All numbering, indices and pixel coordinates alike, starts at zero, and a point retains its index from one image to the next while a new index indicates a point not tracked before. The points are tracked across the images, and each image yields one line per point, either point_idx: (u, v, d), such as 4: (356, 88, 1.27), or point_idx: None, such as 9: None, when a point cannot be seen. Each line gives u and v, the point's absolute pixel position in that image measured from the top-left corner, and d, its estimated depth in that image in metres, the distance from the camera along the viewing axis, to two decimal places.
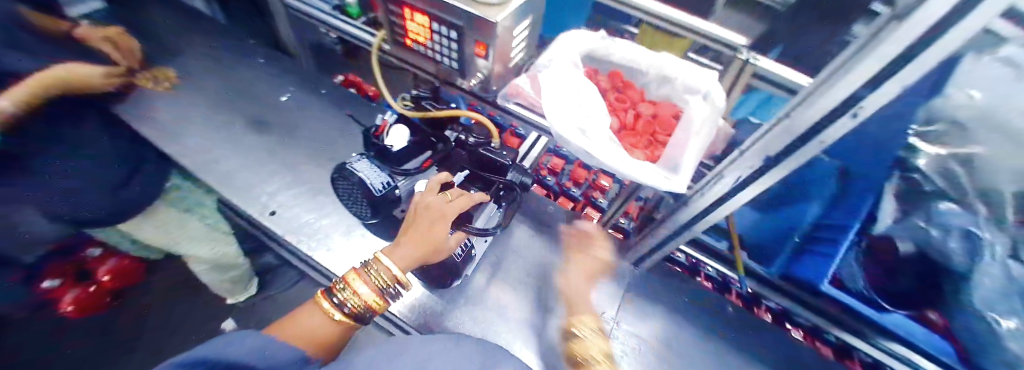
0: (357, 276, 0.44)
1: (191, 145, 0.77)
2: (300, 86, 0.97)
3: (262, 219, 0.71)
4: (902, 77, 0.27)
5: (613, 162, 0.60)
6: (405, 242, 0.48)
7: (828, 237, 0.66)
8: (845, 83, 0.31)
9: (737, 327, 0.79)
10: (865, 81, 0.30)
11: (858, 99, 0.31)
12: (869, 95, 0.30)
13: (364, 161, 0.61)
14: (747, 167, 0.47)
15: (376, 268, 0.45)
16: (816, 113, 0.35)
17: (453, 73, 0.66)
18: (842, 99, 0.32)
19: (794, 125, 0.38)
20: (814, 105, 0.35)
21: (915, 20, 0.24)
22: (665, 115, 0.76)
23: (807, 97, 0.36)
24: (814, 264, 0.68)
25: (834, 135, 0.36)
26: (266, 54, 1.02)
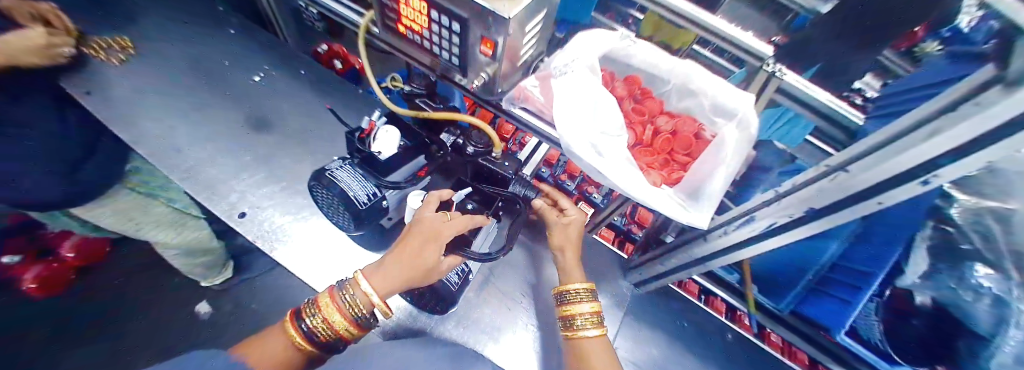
0: (330, 299, 0.46)
1: (184, 137, 0.78)
2: (278, 66, 0.96)
3: (232, 223, 0.69)
4: (988, 155, 0.26)
5: (629, 186, 0.57)
6: (390, 266, 0.48)
7: (844, 281, 0.62)
8: (921, 149, 0.30)
9: (737, 356, 0.80)
10: (944, 151, 0.28)
11: (936, 165, 0.30)
12: (946, 167, 0.29)
13: (347, 167, 0.61)
14: (784, 214, 0.46)
15: (352, 293, 0.46)
16: (881, 173, 0.34)
17: (451, 67, 0.65)
18: (914, 164, 0.31)
19: (852, 181, 0.37)
20: (883, 163, 0.34)
21: (1010, 104, 0.22)
22: (686, 132, 0.68)
23: (876, 151, 0.35)
24: (828, 309, 0.68)
25: (896, 198, 0.35)
26: (239, 24, 1.01)
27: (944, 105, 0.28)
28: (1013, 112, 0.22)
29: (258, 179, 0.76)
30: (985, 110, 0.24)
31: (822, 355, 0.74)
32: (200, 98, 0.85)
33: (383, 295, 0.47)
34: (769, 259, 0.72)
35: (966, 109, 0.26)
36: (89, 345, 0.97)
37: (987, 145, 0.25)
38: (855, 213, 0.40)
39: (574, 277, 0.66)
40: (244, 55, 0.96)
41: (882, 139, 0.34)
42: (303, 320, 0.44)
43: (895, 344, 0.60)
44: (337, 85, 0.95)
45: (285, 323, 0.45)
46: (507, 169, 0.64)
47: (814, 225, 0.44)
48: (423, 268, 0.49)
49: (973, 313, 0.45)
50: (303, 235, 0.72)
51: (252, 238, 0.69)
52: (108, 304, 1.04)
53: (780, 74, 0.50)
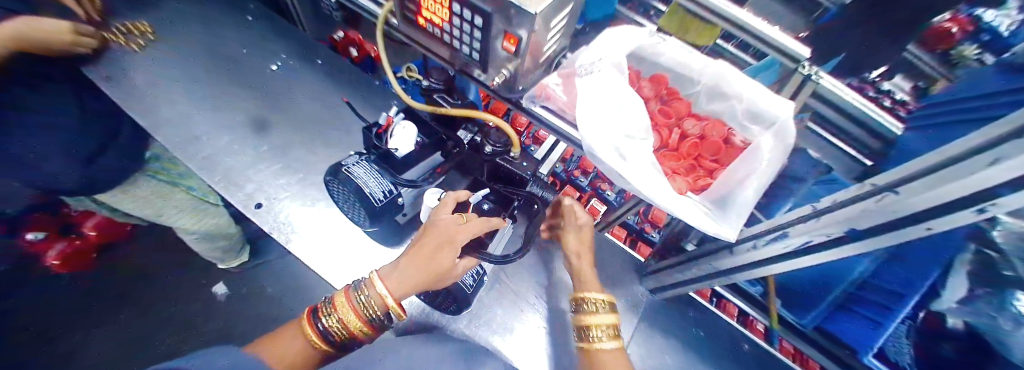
0: (345, 298, 0.46)
1: (202, 127, 0.79)
2: (295, 55, 0.95)
3: (249, 214, 0.70)
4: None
5: (652, 193, 0.55)
6: (404, 268, 0.47)
7: (876, 301, 0.59)
8: (981, 176, 0.26)
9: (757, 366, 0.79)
10: (1001, 181, 0.25)
11: (996, 193, 0.26)
12: (1007, 197, 0.25)
13: (364, 163, 0.60)
14: (821, 233, 0.44)
15: (366, 294, 0.45)
16: (932, 198, 0.31)
17: (471, 62, 0.63)
18: (970, 192, 0.28)
19: (902, 203, 0.34)
20: (935, 187, 0.30)
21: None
22: (715, 137, 0.64)
23: (930, 172, 0.31)
24: (856, 327, 0.65)
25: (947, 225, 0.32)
26: (255, 11, 1.00)
27: (1010, 130, 0.25)
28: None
29: (274, 170, 0.76)
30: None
31: None
32: (217, 87, 0.85)
33: (397, 296, 0.47)
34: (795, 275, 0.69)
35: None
36: (111, 325, 1.01)
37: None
38: (903, 235, 0.36)
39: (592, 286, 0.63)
40: (262, 44, 0.95)
41: (937, 160, 0.31)
42: (319, 319, 0.44)
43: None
44: (351, 76, 0.93)
45: (301, 321, 0.45)
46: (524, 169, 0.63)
47: (857, 246, 0.41)
48: (437, 272, 0.48)
49: (1014, 341, 0.42)
50: (318, 228, 0.72)
51: (268, 230, 0.70)
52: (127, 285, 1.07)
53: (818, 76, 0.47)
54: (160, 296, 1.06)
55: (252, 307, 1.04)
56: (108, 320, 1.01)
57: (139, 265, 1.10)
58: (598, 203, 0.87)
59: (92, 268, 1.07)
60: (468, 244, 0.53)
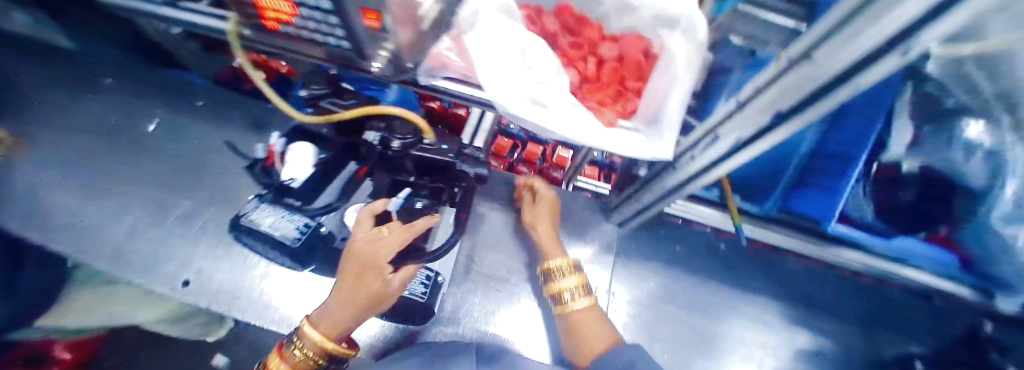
0: (280, 358, 0.42)
1: (82, 216, 0.68)
2: (169, 105, 0.83)
3: (177, 294, 0.63)
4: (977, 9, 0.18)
5: (578, 135, 0.50)
6: (331, 306, 0.43)
7: (827, 169, 0.57)
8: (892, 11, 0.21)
9: (736, 262, 0.78)
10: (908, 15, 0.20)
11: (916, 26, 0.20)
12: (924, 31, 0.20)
13: (265, 205, 0.54)
14: (749, 127, 0.40)
15: (301, 345, 0.42)
16: (839, 61, 0.27)
17: (347, 56, 0.54)
18: (879, 41, 0.23)
19: (820, 68, 0.29)
20: (842, 46, 0.26)
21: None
22: (634, 53, 0.59)
23: (843, 20, 0.25)
24: (815, 199, 0.62)
25: (869, 81, 0.27)
26: (101, 65, 0.84)
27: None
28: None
29: (192, 238, 0.69)
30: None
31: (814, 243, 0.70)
32: (88, 165, 0.73)
33: (335, 334, 0.43)
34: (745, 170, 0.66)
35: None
36: None
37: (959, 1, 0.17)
38: (826, 105, 0.32)
39: (553, 254, 0.62)
40: (123, 104, 0.82)
41: (849, 6, 0.24)
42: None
43: (892, 220, 0.57)
44: (247, 111, 0.85)
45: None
46: (446, 152, 0.54)
47: (788, 128, 0.37)
48: (368, 297, 0.44)
49: (966, 171, 0.40)
50: (260, 282, 0.66)
51: (202, 305, 0.63)
52: None
53: None
54: None
55: None
56: None
57: None
58: (564, 149, 0.85)
59: None
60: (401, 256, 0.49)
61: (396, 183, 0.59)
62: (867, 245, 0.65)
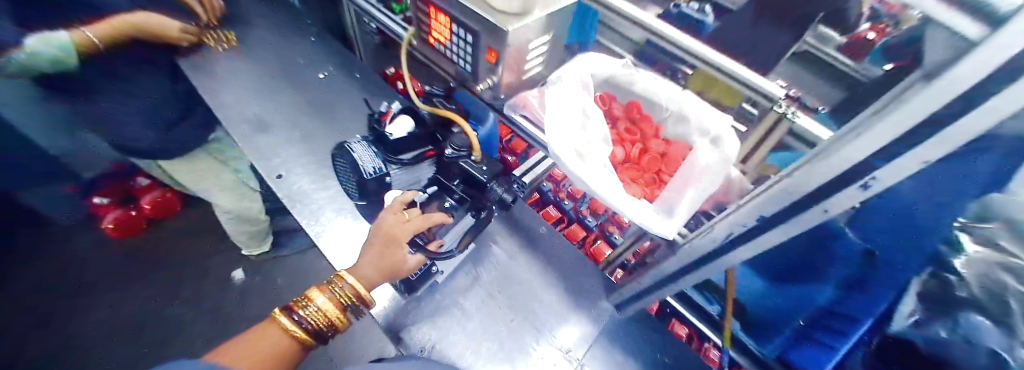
0: (319, 292, 0.54)
1: (255, 111, 0.98)
2: (340, 68, 1.15)
3: (268, 179, 0.85)
4: (922, 151, 0.26)
5: (605, 192, 0.60)
6: (366, 264, 0.57)
7: (845, 314, 0.58)
8: (904, 111, 0.25)
9: (677, 354, 0.77)
10: (876, 151, 0.29)
11: (940, 119, 0.23)
12: (882, 167, 0.29)
13: (364, 142, 0.72)
14: (753, 213, 0.43)
15: (340, 286, 0.55)
16: (825, 173, 0.34)
17: (466, 75, 0.76)
18: (851, 165, 0.31)
19: (832, 164, 0.32)
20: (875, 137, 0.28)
21: (943, 85, 0.22)
22: (676, 154, 0.71)
23: (860, 124, 0.30)
24: (813, 355, 0.63)
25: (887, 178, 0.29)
26: (318, 34, 1.24)
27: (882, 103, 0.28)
28: (945, 100, 0.22)
29: (301, 150, 0.92)
30: (903, 105, 0.25)
31: None
32: (270, 84, 1.06)
33: (367, 287, 0.56)
34: (752, 263, 0.69)
35: (892, 105, 0.26)
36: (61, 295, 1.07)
37: (920, 140, 0.25)
38: (806, 222, 0.39)
39: None
40: (314, 56, 1.17)
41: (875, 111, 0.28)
42: (294, 311, 0.52)
43: None
44: (381, 85, 1.11)
45: (274, 315, 0.52)
46: (483, 172, 0.65)
47: (768, 238, 0.44)
48: (389, 267, 0.56)
49: None
50: (331, 216, 0.83)
51: (281, 195, 0.84)
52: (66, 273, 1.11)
53: (792, 115, 0.53)
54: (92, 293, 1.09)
55: (156, 314, 1.07)
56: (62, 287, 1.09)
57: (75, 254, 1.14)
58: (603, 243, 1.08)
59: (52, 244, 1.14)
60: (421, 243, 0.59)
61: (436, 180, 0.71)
62: None
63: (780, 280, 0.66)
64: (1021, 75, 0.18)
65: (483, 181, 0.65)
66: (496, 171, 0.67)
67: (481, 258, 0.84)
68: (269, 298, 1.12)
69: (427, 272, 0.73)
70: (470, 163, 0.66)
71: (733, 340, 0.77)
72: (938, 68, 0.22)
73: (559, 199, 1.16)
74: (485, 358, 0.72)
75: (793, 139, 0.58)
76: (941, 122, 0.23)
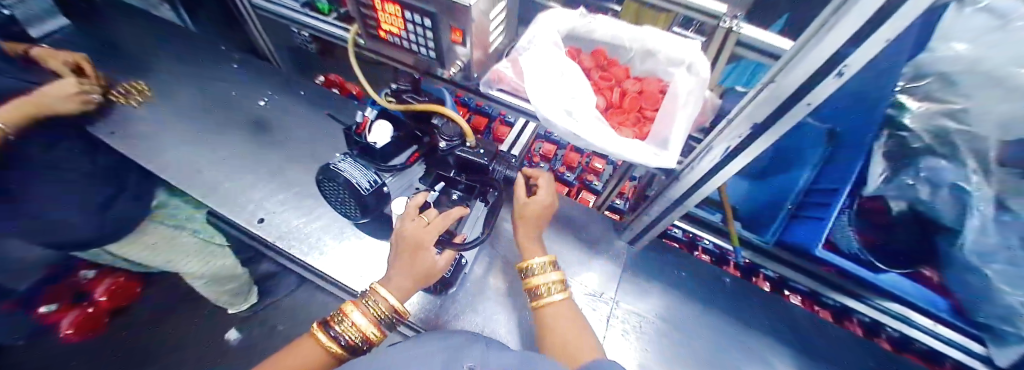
0: (354, 307, 0.54)
1: (202, 160, 0.87)
2: (279, 90, 1.04)
3: (251, 227, 0.78)
4: (882, 33, 0.29)
5: (601, 142, 0.63)
6: (397, 275, 0.56)
7: (827, 188, 0.68)
8: (865, 3, 0.28)
9: (689, 264, 0.88)
10: (846, 41, 0.32)
11: (895, 3, 0.26)
12: (851, 55, 0.32)
13: (348, 159, 0.68)
14: (750, 122, 0.47)
15: (374, 299, 0.55)
16: (807, 68, 0.37)
17: (432, 62, 0.71)
18: (829, 58, 0.35)
19: (817, 58, 0.35)
20: (845, 27, 0.31)
21: None
22: (651, 90, 0.74)
23: (831, 19, 0.33)
24: (808, 228, 0.74)
25: (862, 60, 0.33)
26: (240, 59, 1.10)
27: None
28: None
29: (273, 187, 0.85)
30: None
31: (819, 284, 0.81)
32: (207, 126, 0.94)
33: (400, 298, 0.55)
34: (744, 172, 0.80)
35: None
36: None
37: (875, 28, 0.29)
38: (792, 120, 0.43)
39: None
40: (246, 84, 1.05)
41: (841, 6, 0.31)
42: (331, 327, 0.52)
43: (917, 259, 0.64)
44: (332, 97, 1.04)
45: (313, 332, 0.53)
46: (481, 155, 0.66)
47: (759, 143, 0.48)
48: (419, 272, 0.56)
49: (934, 204, 0.54)
50: (336, 245, 0.79)
51: (273, 239, 0.78)
52: None
53: (736, 28, 0.57)
54: None
55: None
56: None
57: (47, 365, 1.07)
58: (587, 192, 1.15)
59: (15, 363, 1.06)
60: (445, 239, 0.60)
61: (439, 176, 0.70)
62: (861, 281, 0.75)
63: (763, 177, 0.78)
64: None
65: (483, 163, 0.65)
66: (495, 151, 0.67)
67: (496, 239, 0.86)
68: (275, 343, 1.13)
69: (458, 266, 0.75)
70: (466, 150, 0.66)
71: (741, 241, 0.87)
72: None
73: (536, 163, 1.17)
74: (526, 326, 0.75)
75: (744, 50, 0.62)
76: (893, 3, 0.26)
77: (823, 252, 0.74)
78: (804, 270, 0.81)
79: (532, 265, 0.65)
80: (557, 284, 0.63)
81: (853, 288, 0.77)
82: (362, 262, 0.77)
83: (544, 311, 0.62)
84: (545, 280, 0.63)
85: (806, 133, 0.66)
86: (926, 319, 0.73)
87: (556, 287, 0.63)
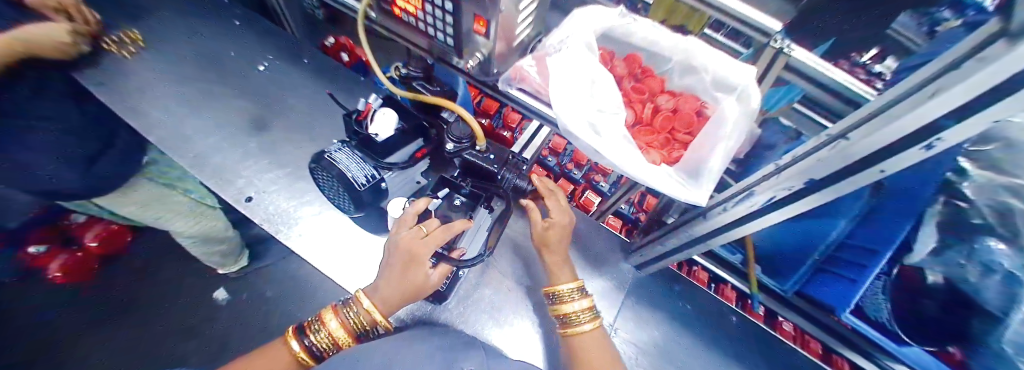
0: (333, 315, 0.49)
1: (193, 125, 0.81)
2: (281, 56, 0.96)
3: (238, 206, 0.73)
4: (992, 115, 0.23)
5: (627, 165, 0.56)
6: (384, 287, 0.50)
7: (864, 245, 0.61)
8: (986, 75, 0.21)
9: (695, 295, 0.84)
10: (943, 113, 0.25)
11: (1017, 87, 0.20)
12: (948, 129, 0.26)
13: (345, 148, 0.62)
14: (801, 176, 0.41)
15: (354, 311, 0.49)
16: (887, 133, 0.30)
17: (448, 50, 0.64)
18: (919, 126, 0.28)
19: (908, 121, 0.28)
20: (951, 95, 0.24)
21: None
22: (687, 110, 0.67)
23: (935, 81, 0.26)
24: (832, 288, 0.72)
25: (963, 136, 0.26)
26: (243, 15, 1.02)
27: (954, 60, 0.25)
28: (1016, 68, 0.20)
29: (264, 164, 0.79)
30: (984, 67, 0.21)
31: (833, 339, 0.79)
32: (202, 87, 0.87)
33: (384, 312, 0.50)
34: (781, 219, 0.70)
35: (967, 67, 0.23)
36: (38, 347, 1.02)
37: (982, 109, 0.23)
38: (856, 183, 0.37)
39: None
40: (248, 45, 0.97)
41: (950, 69, 0.25)
42: (306, 335, 0.47)
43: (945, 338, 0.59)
44: (339, 70, 0.96)
45: (285, 337, 0.48)
46: (492, 162, 0.60)
47: (812, 199, 0.42)
48: (409, 288, 0.51)
49: (984, 293, 0.48)
50: (325, 234, 0.74)
51: (259, 221, 0.73)
52: (37, 325, 1.05)
53: (789, 51, 0.49)
54: (70, 338, 1.03)
55: (151, 346, 1.04)
56: (36, 339, 1.03)
57: (39, 304, 1.07)
58: (593, 195, 1.08)
59: (13, 300, 1.08)
60: (442, 252, 0.56)
61: (442, 179, 0.64)
62: (880, 345, 0.73)
63: (793, 218, 0.69)
64: None
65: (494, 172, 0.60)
66: (505, 156, 0.62)
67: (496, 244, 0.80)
68: (257, 310, 1.10)
69: (454, 279, 0.71)
70: (474, 153, 0.60)
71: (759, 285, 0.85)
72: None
73: (542, 157, 1.12)
74: (517, 344, 0.71)
75: (792, 79, 0.54)
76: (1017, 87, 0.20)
77: (848, 315, 0.73)
78: (818, 322, 0.80)
79: (559, 291, 0.61)
80: (588, 311, 0.59)
81: (866, 349, 0.76)
82: (354, 254, 0.73)
83: (571, 341, 0.57)
84: (575, 308, 0.59)
85: (850, 191, 0.56)
86: None
87: (587, 316, 0.58)
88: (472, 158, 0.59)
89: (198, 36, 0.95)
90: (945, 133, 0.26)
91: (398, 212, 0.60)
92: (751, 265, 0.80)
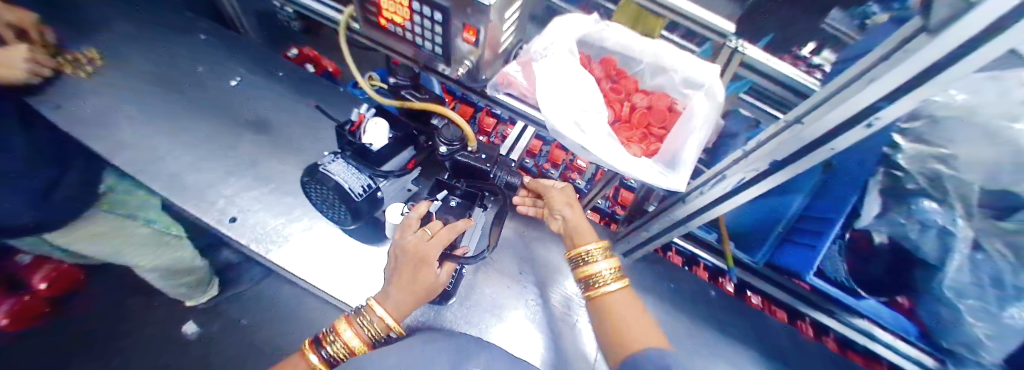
0: (347, 324, 0.49)
1: (162, 145, 0.76)
2: (254, 70, 0.94)
3: (222, 227, 0.69)
4: (921, 93, 0.28)
5: (612, 159, 0.60)
6: (395, 291, 0.51)
7: (818, 215, 0.70)
8: (915, 61, 0.27)
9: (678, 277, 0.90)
10: (879, 96, 0.31)
11: (941, 68, 0.26)
12: (885, 108, 0.32)
13: (338, 159, 0.62)
14: (766, 157, 0.47)
15: (369, 319, 0.49)
16: (837, 115, 0.36)
17: (436, 58, 0.66)
18: (861, 108, 0.34)
19: (851, 104, 0.34)
20: (888, 78, 0.30)
21: (945, 37, 0.24)
22: (661, 107, 0.73)
23: (874, 69, 0.32)
24: (797, 256, 0.79)
25: (894, 113, 0.32)
26: (209, 31, 0.98)
27: (887, 51, 0.31)
28: (937, 55, 0.25)
29: (246, 182, 0.76)
30: (913, 55, 0.27)
31: (802, 303, 0.86)
32: (170, 106, 0.83)
33: (397, 317, 0.51)
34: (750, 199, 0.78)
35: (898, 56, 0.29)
36: None
37: (911, 90, 0.29)
38: (811, 161, 0.43)
39: None
40: (217, 60, 0.93)
41: (885, 58, 0.31)
42: (323, 347, 0.48)
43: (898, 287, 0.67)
44: (319, 82, 0.96)
45: (303, 350, 0.48)
46: (483, 161, 0.63)
47: (776, 177, 0.48)
48: (420, 290, 0.51)
49: (925, 250, 0.57)
50: (314, 249, 0.73)
51: (246, 241, 0.70)
52: None
53: (741, 48, 0.56)
54: None
55: None
56: None
57: None
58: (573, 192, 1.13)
59: None
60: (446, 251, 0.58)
61: (437, 181, 0.66)
62: (842, 303, 0.81)
63: (759, 197, 0.77)
64: (995, 38, 0.21)
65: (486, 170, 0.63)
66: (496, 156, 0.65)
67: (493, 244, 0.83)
68: (235, 338, 1.03)
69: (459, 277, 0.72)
70: (466, 154, 0.62)
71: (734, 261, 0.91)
72: (939, 27, 0.25)
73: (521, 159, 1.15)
74: (520, 339, 0.73)
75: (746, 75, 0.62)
76: (940, 68, 0.26)
77: (814, 278, 0.80)
78: (787, 289, 0.87)
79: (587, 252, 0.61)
80: (613, 271, 0.59)
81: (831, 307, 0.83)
82: (348, 267, 0.72)
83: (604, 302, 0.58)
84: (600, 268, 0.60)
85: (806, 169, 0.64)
86: (887, 334, 0.79)
87: (612, 275, 0.59)
88: (464, 159, 0.62)
89: (160, 52, 0.90)
90: (884, 112, 0.32)
91: (397, 218, 0.60)
92: (725, 242, 0.87)
